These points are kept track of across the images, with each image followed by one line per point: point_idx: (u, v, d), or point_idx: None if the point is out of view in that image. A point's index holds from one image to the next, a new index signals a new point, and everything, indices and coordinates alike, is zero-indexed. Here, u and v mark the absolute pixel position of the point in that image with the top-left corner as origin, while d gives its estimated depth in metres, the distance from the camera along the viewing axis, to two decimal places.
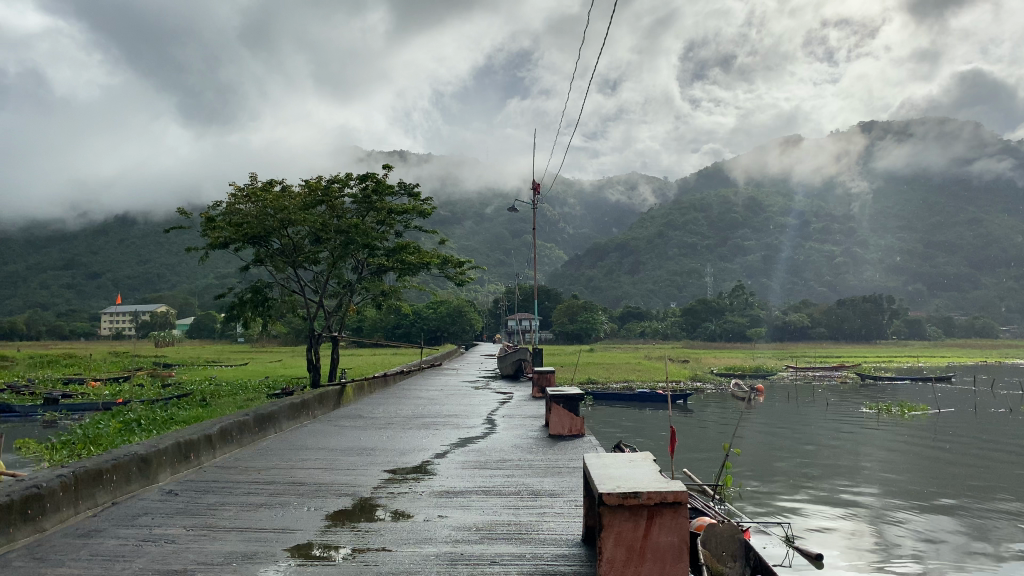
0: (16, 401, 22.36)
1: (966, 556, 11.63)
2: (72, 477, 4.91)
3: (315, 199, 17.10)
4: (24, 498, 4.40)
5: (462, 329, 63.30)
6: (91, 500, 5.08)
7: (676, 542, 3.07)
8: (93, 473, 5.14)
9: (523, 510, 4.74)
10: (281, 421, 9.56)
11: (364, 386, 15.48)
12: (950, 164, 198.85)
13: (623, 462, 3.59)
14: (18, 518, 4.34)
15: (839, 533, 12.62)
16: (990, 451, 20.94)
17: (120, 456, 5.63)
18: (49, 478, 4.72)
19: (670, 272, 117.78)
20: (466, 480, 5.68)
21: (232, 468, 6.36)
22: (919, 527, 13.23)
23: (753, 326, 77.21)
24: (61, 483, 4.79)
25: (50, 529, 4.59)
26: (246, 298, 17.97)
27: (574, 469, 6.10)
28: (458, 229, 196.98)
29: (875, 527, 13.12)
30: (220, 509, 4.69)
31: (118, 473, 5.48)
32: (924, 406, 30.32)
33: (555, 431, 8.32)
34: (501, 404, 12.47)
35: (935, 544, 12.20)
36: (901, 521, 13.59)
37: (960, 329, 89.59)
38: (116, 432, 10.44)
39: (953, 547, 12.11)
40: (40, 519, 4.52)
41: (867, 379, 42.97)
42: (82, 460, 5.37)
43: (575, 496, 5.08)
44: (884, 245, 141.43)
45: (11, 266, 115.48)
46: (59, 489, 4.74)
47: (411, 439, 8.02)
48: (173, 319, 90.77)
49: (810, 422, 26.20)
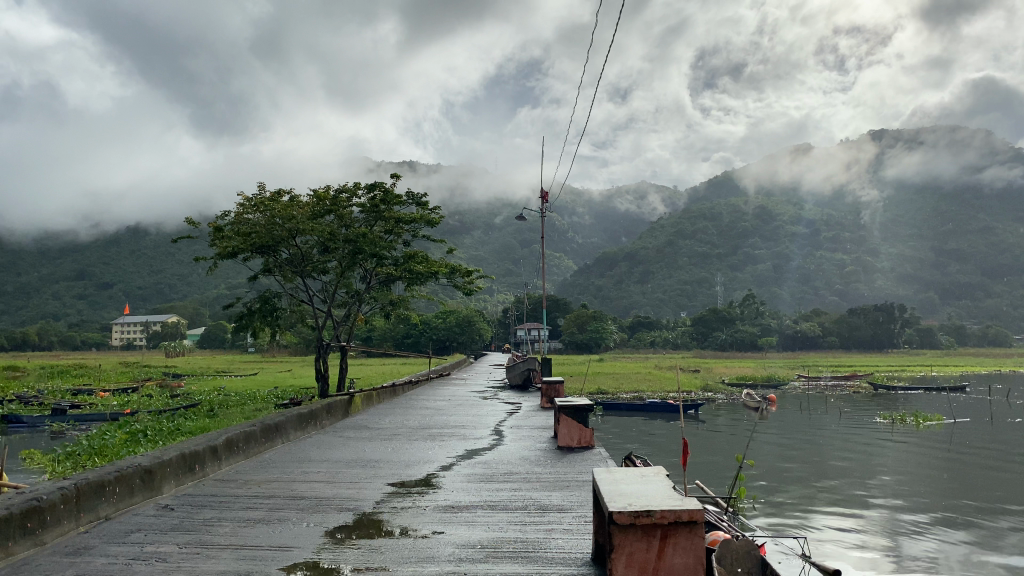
0: (23, 411, 22.43)
1: (981, 564, 11.39)
2: (72, 490, 4.79)
3: (323, 209, 17.02)
4: (24, 511, 4.27)
5: (471, 339, 63.21)
6: (91, 512, 4.95)
7: (688, 565, 2.88)
8: (93, 485, 5.01)
9: (528, 525, 4.57)
10: (289, 431, 9.48)
11: (372, 397, 15.34)
12: (961, 171, 197.59)
13: (636, 478, 3.40)
14: (17, 532, 4.20)
15: (853, 541, 12.52)
16: (1007, 462, 20.33)
17: (124, 467, 5.49)
18: (49, 491, 4.59)
19: (680, 281, 117.39)
20: (473, 494, 5.50)
21: (234, 482, 6.21)
22: (935, 538, 12.91)
23: (764, 336, 77.88)
24: (61, 496, 4.66)
25: (50, 543, 4.47)
26: (255, 308, 17.92)
27: (582, 482, 5.91)
28: (467, 238, 197.44)
29: (889, 538, 12.81)
30: (216, 524, 4.53)
31: (120, 484, 5.34)
32: (938, 415, 29.78)
33: (564, 443, 8.12)
34: (508, 415, 12.26)
35: (950, 554, 11.95)
36: (916, 531, 13.37)
37: (973, 338, 88.44)
38: (122, 443, 10.37)
39: (968, 556, 11.83)
40: (40, 531, 4.40)
41: (879, 390, 42.28)
42: (82, 471, 5.23)
43: (584, 511, 4.90)
44: (895, 254, 140.40)
45: (24, 277, 116.71)
46: (59, 502, 4.62)
47: (416, 451, 7.83)
48: (184, 329, 91.24)
49: (819, 431, 26.07)
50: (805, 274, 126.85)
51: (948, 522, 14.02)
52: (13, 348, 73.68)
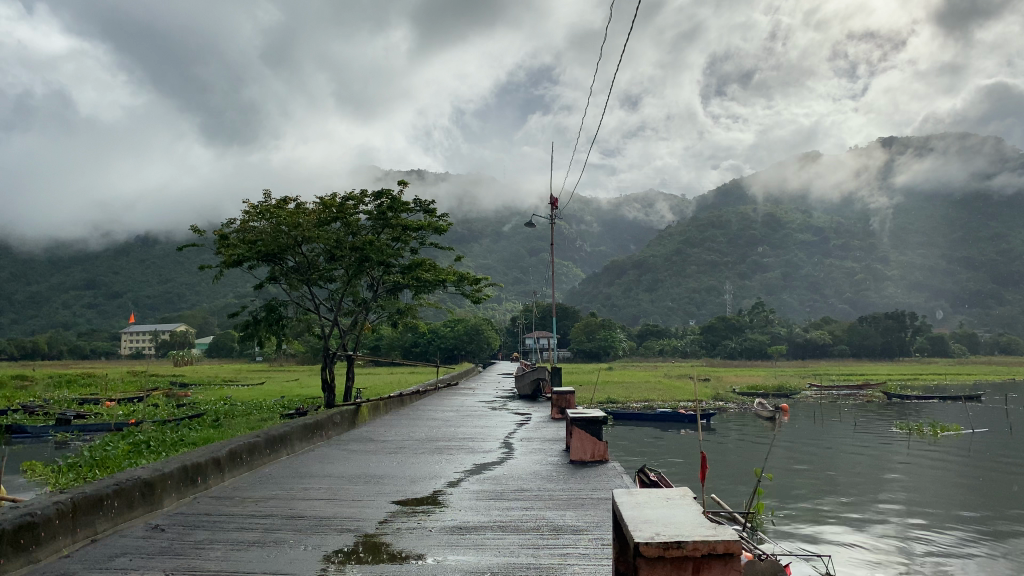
0: (28, 421, 22.25)
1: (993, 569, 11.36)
2: (68, 504, 4.54)
3: (330, 216, 16.77)
4: (16, 527, 3.99)
5: (479, 347, 64.24)
6: (88, 527, 4.69)
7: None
8: (89, 499, 4.74)
9: (540, 549, 4.25)
10: (294, 443, 9.20)
11: (379, 406, 15.07)
12: (971, 178, 196.32)
13: (663, 502, 3.03)
14: (8, 550, 3.92)
15: (861, 547, 12.37)
16: (1013, 467, 20.55)
17: (123, 480, 5.22)
18: (44, 505, 4.33)
19: (689, 290, 116.96)
20: (483, 513, 5.17)
21: (233, 499, 5.88)
22: (950, 544, 12.80)
23: (773, 344, 77.33)
24: (57, 510, 4.41)
25: (44, 560, 4.19)
26: (260, 317, 17.66)
27: (599, 501, 5.60)
28: (476, 247, 197.44)
29: (902, 543, 12.74)
30: (208, 547, 4.24)
31: (120, 498, 5.08)
32: (956, 425, 29.08)
33: (576, 457, 7.79)
34: (519, 426, 12.08)
35: (964, 562, 11.72)
36: (928, 537, 13.23)
37: (984, 347, 87.56)
38: (124, 454, 10.13)
39: (981, 561, 11.84)
40: (33, 548, 4.12)
41: (893, 399, 41.56)
42: (80, 485, 4.95)
43: (601, 533, 4.61)
44: (906, 262, 139.32)
45: (35, 286, 117.42)
46: (55, 516, 4.36)
47: (424, 465, 7.58)
48: (193, 338, 91.84)
49: (829, 441, 25.66)
50: (815, 283, 126.20)
51: (961, 529, 13.91)
52: (24, 357, 74.04)
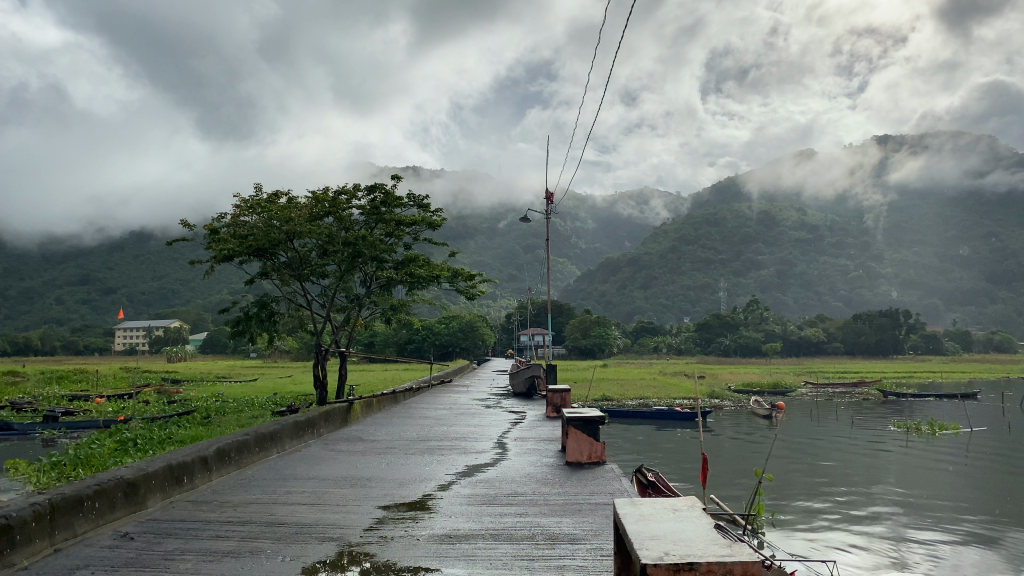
0: (15, 418, 21.95)
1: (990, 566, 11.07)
2: (46, 505, 4.25)
3: (322, 211, 16.36)
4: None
5: (474, 345, 62.96)
6: (65, 531, 4.38)
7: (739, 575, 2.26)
8: (69, 500, 4.45)
9: (536, 561, 3.96)
10: (283, 441, 8.87)
11: (372, 404, 14.84)
12: (964, 177, 197.09)
13: (669, 513, 2.77)
14: None
15: (859, 544, 12.11)
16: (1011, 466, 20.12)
17: (105, 481, 4.95)
18: (20, 507, 4.05)
19: (683, 287, 116.77)
20: (473, 519, 4.92)
21: (219, 501, 5.62)
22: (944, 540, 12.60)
23: (768, 342, 77.23)
24: (33, 512, 4.12)
25: (17, 565, 3.90)
26: (252, 312, 17.27)
27: (597, 507, 5.31)
28: (471, 244, 197.08)
29: (896, 538, 12.51)
30: (178, 558, 3.98)
31: (101, 499, 4.81)
32: (954, 424, 28.58)
33: (572, 458, 7.53)
34: (512, 425, 11.73)
35: (962, 560, 11.41)
36: (922, 534, 12.94)
37: (977, 344, 87.65)
38: (109, 453, 9.75)
39: (972, 554, 11.66)
40: (9, 552, 3.86)
41: (890, 397, 41.19)
42: (60, 484, 4.68)
43: (601, 542, 4.34)
44: (899, 260, 139.51)
45: (29, 281, 116.51)
46: (31, 519, 4.07)
47: (416, 466, 7.30)
48: (186, 335, 91.29)
49: (826, 440, 25.09)
50: (809, 280, 126.28)
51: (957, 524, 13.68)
52: (15, 352, 73.73)
